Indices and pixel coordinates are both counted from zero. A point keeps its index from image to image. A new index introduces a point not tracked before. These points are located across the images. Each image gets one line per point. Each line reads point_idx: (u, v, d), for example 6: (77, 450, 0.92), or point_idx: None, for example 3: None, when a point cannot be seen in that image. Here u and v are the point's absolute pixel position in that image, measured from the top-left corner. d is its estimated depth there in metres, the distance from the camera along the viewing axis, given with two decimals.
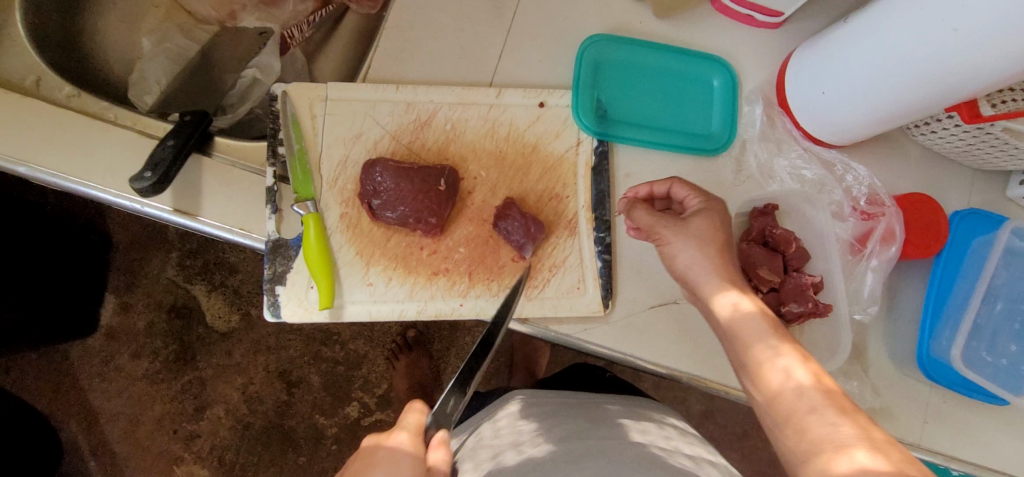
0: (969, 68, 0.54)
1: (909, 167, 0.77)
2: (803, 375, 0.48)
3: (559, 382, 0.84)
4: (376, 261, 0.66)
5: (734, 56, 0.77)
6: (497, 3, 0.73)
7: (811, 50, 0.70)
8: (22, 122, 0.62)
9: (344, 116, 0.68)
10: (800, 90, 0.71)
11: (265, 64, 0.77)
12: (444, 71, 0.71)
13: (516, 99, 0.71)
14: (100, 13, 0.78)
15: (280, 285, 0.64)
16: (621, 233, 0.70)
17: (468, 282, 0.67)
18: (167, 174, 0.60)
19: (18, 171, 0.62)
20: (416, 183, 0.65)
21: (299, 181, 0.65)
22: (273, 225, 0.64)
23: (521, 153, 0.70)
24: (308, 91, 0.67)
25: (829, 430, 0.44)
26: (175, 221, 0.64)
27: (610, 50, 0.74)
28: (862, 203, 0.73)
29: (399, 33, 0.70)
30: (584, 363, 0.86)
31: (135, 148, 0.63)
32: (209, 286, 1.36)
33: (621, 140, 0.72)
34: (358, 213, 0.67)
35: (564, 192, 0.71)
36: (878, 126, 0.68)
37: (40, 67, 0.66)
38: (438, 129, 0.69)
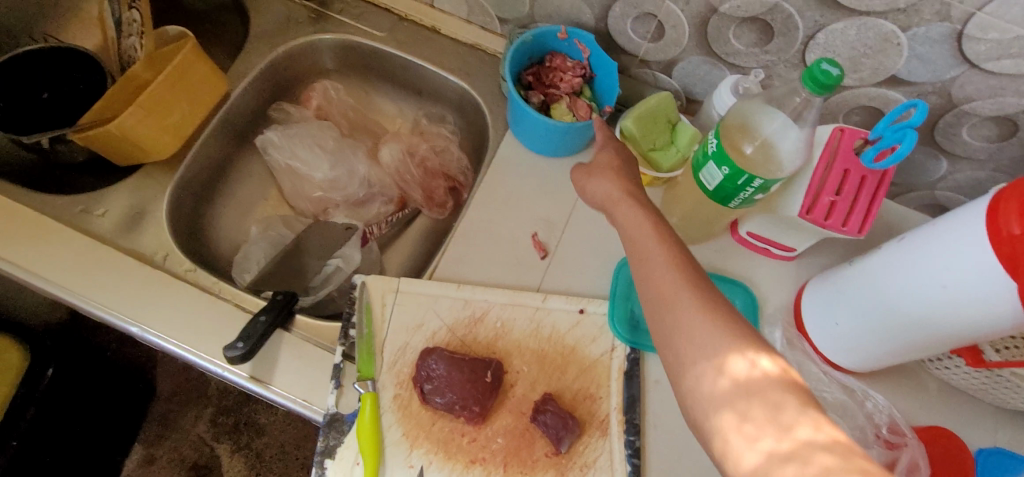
0: (971, 322, 0.63)
1: (929, 400, 0.81)
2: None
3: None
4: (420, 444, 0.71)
5: (754, 282, 0.87)
6: (550, 222, 0.87)
7: (820, 284, 0.81)
8: (145, 291, 0.74)
9: (410, 307, 0.78)
10: (814, 318, 0.81)
11: (348, 255, 0.90)
12: (499, 275, 0.82)
13: (559, 304, 0.80)
14: (222, 202, 0.95)
15: (329, 458, 0.69)
16: (649, 438, 0.75)
17: (502, 473, 0.71)
18: (255, 346, 0.69)
19: (129, 330, 0.73)
20: (465, 372, 0.72)
21: (364, 361, 0.73)
22: (333, 399, 0.71)
23: (561, 352, 0.78)
24: (382, 282, 0.79)
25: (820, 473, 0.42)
26: (248, 387, 0.72)
27: None
28: (885, 432, 0.75)
29: (465, 241, 0.84)
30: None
31: (232, 320, 0.74)
32: (234, 446, 1.41)
33: (652, 348, 0.79)
34: (409, 395, 0.73)
35: (597, 392, 0.77)
36: (893, 358, 0.75)
37: (170, 247, 0.80)
38: (490, 326, 0.78)
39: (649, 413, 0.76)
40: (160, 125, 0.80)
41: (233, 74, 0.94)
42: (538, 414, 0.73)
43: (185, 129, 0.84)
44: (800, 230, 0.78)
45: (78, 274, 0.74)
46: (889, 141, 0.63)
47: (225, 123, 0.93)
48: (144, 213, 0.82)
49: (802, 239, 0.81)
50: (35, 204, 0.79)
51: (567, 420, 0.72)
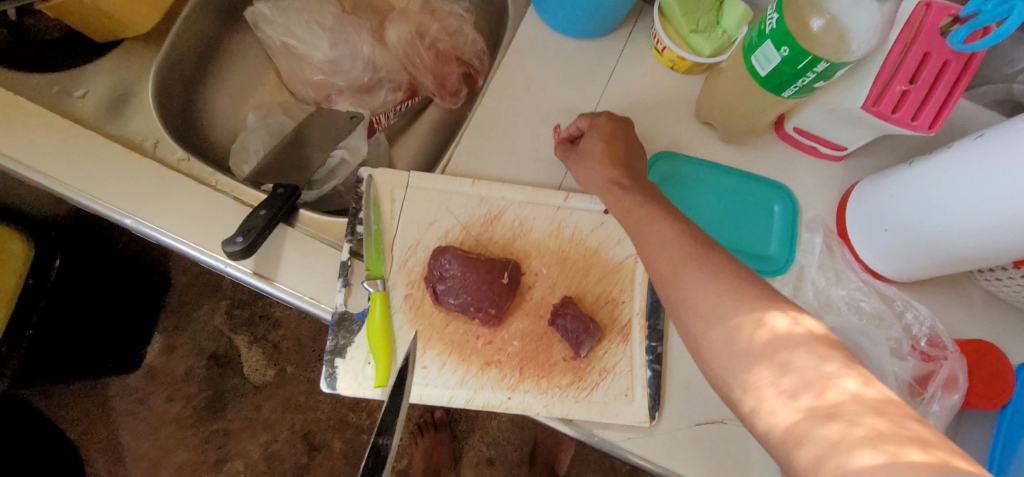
0: None
1: (972, 312, 0.76)
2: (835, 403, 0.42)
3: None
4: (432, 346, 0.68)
5: (795, 183, 0.80)
6: (575, 114, 0.78)
7: (872, 186, 0.73)
8: (137, 180, 0.69)
9: (421, 203, 0.72)
10: (860, 222, 0.74)
11: (353, 146, 0.83)
12: (518, 170, 0.75)
13: (583, 204, 0.74)
14: (216, 86, 0.87)
15: (339, 357, 0.66)
16: (673, 344, 0.71)
17: (518, 376, 0.68)
18: (257, 241, 0.65)
19: (123, 222, 0.68)
20: (481, 274, 0.68)
21: (373, 259, 0.68)
22: (341, 298, 0.67)
23: (583, 255, 0.73)
24: (391, 177, 0.72)
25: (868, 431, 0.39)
26: (251, 284, 0.68)
27: (676, 167, 0.78)
28: (922, 344, 0.71)
29: (481, 133, 0.76)
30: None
31: (230, 213, 0.69)
32: (251, 338, 1.42)
33: None
34: (422, 295, 0.69)
35: (619, 297, 0.72)
36: (939, 267, 0.69)
37: (160, 133, 0.74)
38: (507, 225, 0.73)
39: None
40: None
41: None
42: (556, 316, 0.69)
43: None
44: (858, 126, 0.69)
45: (61, 161, 0.69)
46: (987, 17, 0.53)
47: None
48: (128, 96, 0.75)
49: (857, 136, 0.72)
50: (8, 84, 0.72)
51: (587, 323, 0.68)
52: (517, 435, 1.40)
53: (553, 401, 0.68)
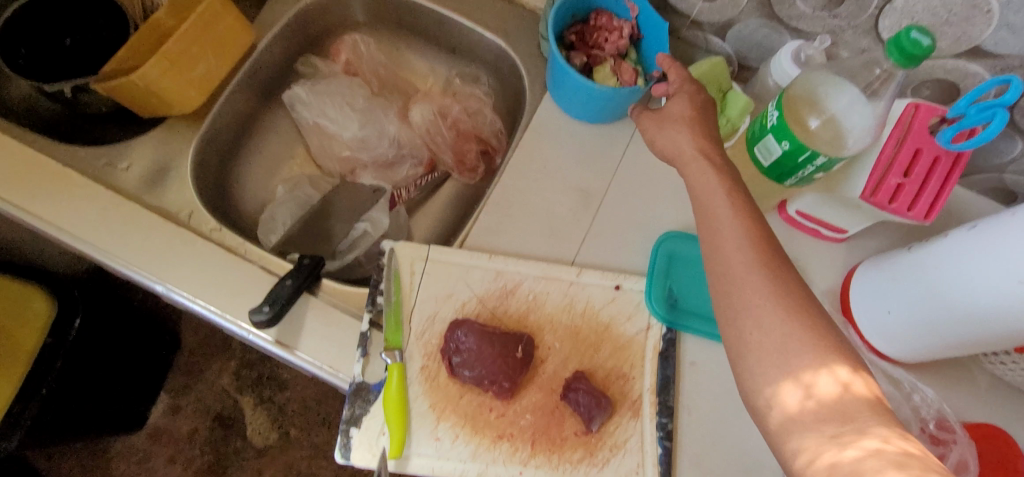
0: None
1: (979, 395, 0.77)
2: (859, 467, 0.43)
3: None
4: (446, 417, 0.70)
5: (799, 263, 0.83)
6: (587, 193, 0.82)
7: (873, 270, 0.76)
8: (172, 249, 0.73)
9: (440, 276, 0.75)
10: (863, 304, 0.76)
11: (375, 218, 0.86)
12: (533, 245, 0.79)
13: (594, 279, 0.77)
14: (248, 159, 0.92)
15: (354, 427, 0.67)
16: (683, 420, 0.72)
17: (530, 450, 0.69)
18: (281, 311, 0.68)
19: (154, 288, 0.71)
20: (496, 347, 0.70)
21: (391, 331, 0.71)
22: (360, 368, 0.69)
23: (594, 330, 0.75)
24: (412, 250, 0.76)
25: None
26: (273, 352, 0.70)
27: (687, 244, 0.80)
28: (931, 427, 0.71)
29: (498, 209, 0.80)
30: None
31: (257, 282, 0.72)
32: (257, 399, 1.43)
33: (690, 329, 0.76)
34: (437, 367, 0.71)
35: (630, 372, 0.74)
36: (941, 350, 0.71)
37: (195, 204, 0.78)
38: (521, 299, 0.75)
39: (683, 396, 0.74)
40: (186, 78, 0.77)
41: (260, 25, 0.89)
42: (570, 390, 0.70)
43: (211, 82, 0.81)
44: (859, 212, 0.72)
45: (102, 230, 0.72)
46: (972, 120, 0.57)
47: (251, 76, 0.89)
48: (168, 169, 0.80)
49: (858, 221, 0.76)
50: (58, 157, 0.77)
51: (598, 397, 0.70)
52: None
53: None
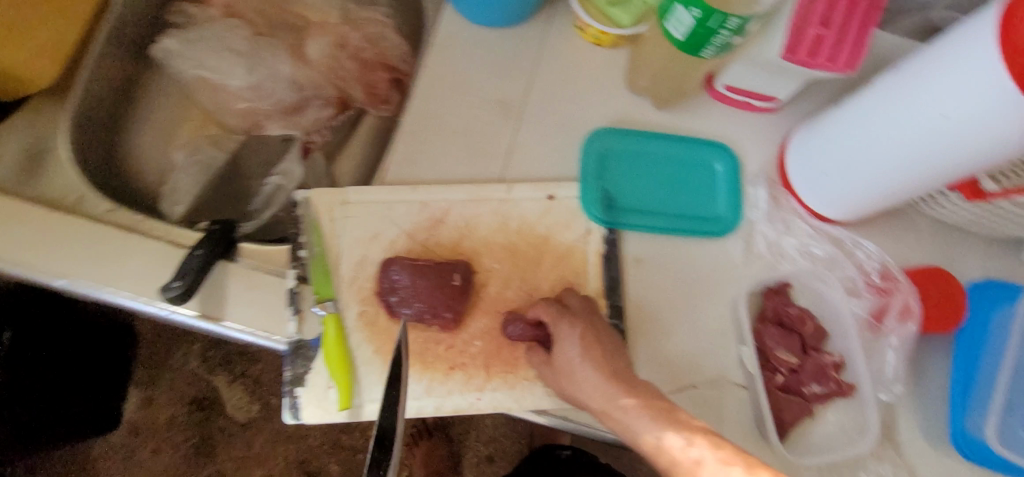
0: (957, 150, 0.58)
1: (921, 240, 0.78)
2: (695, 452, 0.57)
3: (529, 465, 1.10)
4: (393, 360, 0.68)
5: (733, 140, 0.80)
6: (506, 104, 0.77)
7: (807, 133, 0.74)
8: (65, 240, 0.66)
9: (362, 218, 0.71)
10: (801, 169, 0.75)
11: (286, 170, 0.82)
12: (456, 169, 0.74)
13: (526, 194, 0.74)
14: (139, 130, 0.85)
15: (301, 386, 0.65)
16: (634, 318, 0.72)
17: (485, 375, 0.68)
18: (193, 283, 0.63)
19: (55, 285, 0.65)
20: (432, 279, 0.67)
21: (320, 282, 0.68)
22: (294, 327, 0.66)
23: (533, 245, 0.72)
24: (328, 196, 0.71)
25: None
26: (200, 326, 0.66)
27: (617, 141, 0.77)
28: (876, 279, 0.73)
29: (414, 137, 0.75)
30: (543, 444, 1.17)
31: (167, 259, 0.67)
32: (231, 377, 1.40)
33: (630, 226, 0.74)
34: (376, 311, 0.68)
35: (575, 280, 0.72)
36: (879, 203, 0.70)
37: (82, 187, 0.71)
38: (452, 226, 0.72)
39: (632, 294, 0.73)
40: (31, 47, 0.68)
41: None
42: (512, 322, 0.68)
43: (65, 49, 0.72)
44: (784, 74, 0.69)
45: None
46: None
47: (117, 34, 0.80)
48: (44, 153, 0.72)
49: (785, 85, 0.73)
50: None
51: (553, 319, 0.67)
52: (511, 429, 1.41)
53: (525, 394, 0.68)
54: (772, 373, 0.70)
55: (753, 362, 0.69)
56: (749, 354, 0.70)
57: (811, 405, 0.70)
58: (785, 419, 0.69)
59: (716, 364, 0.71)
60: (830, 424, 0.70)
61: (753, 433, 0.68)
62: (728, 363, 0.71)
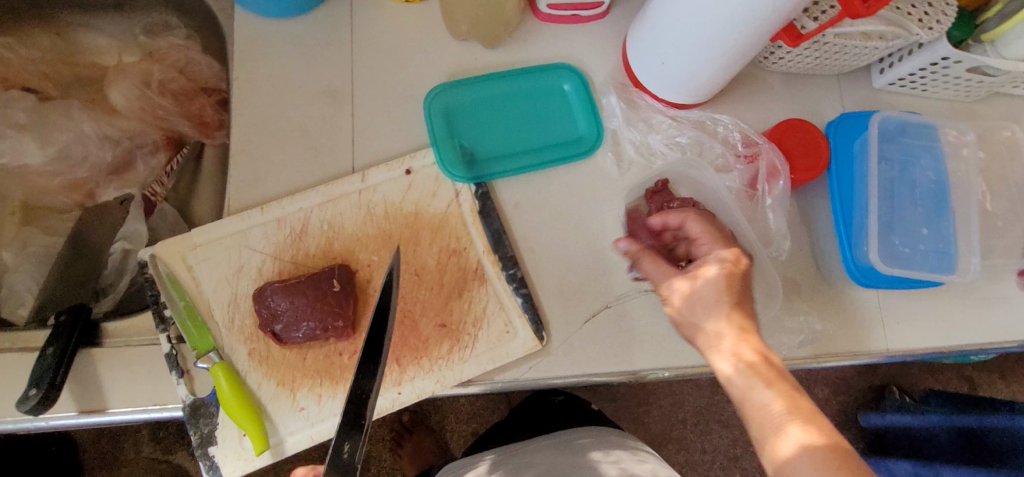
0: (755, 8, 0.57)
1: (777, 96, 0.80)
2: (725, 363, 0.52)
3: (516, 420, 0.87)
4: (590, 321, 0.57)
5: (573, 56, 0.79)
6: (334, 92, 0.73)
7: (639, 29, 0.73)
8: None
9: (219, 256, 0.66)
10: (644, 66, 0.74)
11: (131, 231, 0.76)
12: (304, 174, 0.70)
13: (383, 176, 0.70)
14: None
15: (212, 446, 0.62)
16: (529, 261, 0.71)
17: (399, 368, 0.66)
18: (53, 383, 0.58)
19: None
20: (310, 294, 0.64)
21: (196, 337, 0.63)
22: (185, 389, 0.62)
23: (405, 224, 0.70)
24: (175, 246, 0.66)
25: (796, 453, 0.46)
26: (86, 423, 0.62)
27: (459, 94, 0.74)
28: (741, 148, 0.74)
29: (247, 156, 0.70)
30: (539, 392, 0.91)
31: (19, 368, 0.61)
32: (191, 449, 1.34)
33: (497, 175, 0.72)
34: (266, 344, 0.65)
35: (460, 245, 0.70)
36: (720, 76, 0.70)
37: None
38: (317, 233, 0.68)
39: (521, 239, 0.72)
40: None
41: None
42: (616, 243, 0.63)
43: None
44: None
45: None
46: None
47: None
48: None
49: None
50: None
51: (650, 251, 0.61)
52: (485, 399, 1.41)
53: (444, 373, 0.66)
54: None
55: None
56: None
57: None
58: None
59: (621, 279, 0.71)
60: None
61: (670, 331, 0.70)
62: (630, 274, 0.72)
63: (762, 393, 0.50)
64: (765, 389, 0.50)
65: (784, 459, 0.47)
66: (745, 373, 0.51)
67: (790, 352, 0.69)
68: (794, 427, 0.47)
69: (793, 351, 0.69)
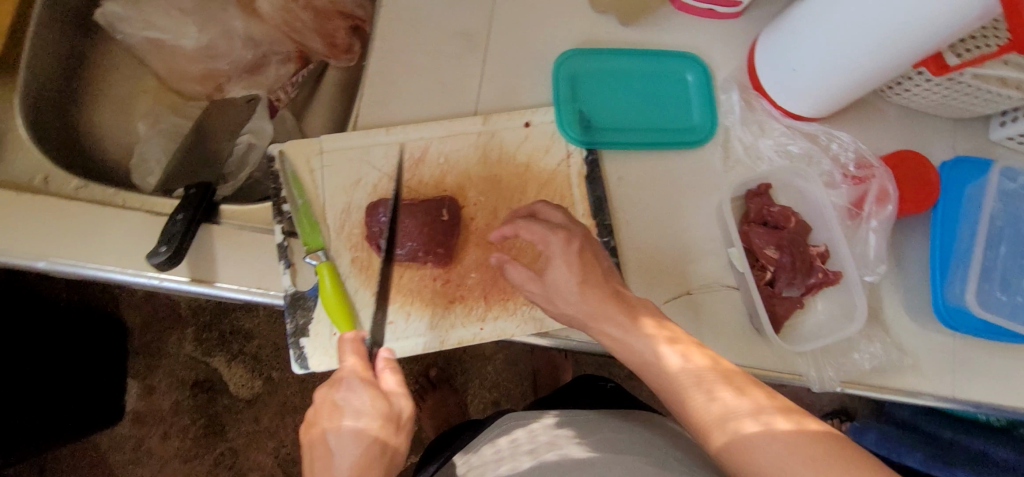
0: (917, 26, 0.57)
1: (891, 129, 0.79)
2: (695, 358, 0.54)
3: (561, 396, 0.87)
4: (585, 304, 0.58)
5: (702, 49, 0.80)
6: (470, 36, 0.76)
7: (774, 33, 0.73)
8: (39, 220, 0.65)
9: (341, 166, 0.70)
10: (771, 71, 0.75)
11: (256, 128, 0.80)
12: (429, 107, 0.73)
13: (502, 123, 0.73)
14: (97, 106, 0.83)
15: (304, 337, 0.66)
16: (624, 234, 0.73)
17: (485, 306, 0.69)
18: (180, 247, 0.62)
19: (37, 267, 0.64)
20: (419, 217, 0.68)
21: (308, 233, 0.66)
22: (289, 280, 0.66)
23: (515, 173, 0.73)
24: (303, 147, 0.70)
25: (764, 432, 0.47)
26: (194, 291, 0.66)
27: (587, 62, 0.77)
28: (852, 169, 0.75)
29: (381, 78, 0.73)
30: (586, 376, 0.91)
31: (147, 227, 0.66)
32: (229, 356, 1.39)
33: (610, 146, 0.74)
34: (368, 255, 0.68)
35: (562, 204, 0.73)
36: (848, 93, 0.71)
37: (47, 166, 0.69)
38: (432, 164, 0.71)
39: (620, 211, 0.73)
40: None
41: None
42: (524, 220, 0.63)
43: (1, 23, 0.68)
44: None
45: None
46: None
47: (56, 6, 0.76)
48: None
49: None
50: None
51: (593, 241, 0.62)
52: (512, 372, 1.42)
53: (526, 320, 0.69)
54: (761, 270, 0.71)
55: (742, 261, 0.71)
56: (738, 254, 0.71)
57: (799, 300, 0.72)
58: (778, 313, 0.71)
59: (710, 270, 0.72)
60: (820, 313, 0.74)
61: (747, 330, 0.71)
62: (718, 266, 0.73)
63: (723, 394, 0.51)
64: (724, 390, 0.51)
65: (749, 438, 0.48)
66: (716, 376, 0.52)
67: (862, 375, 0.70)
68: (775, 418, 0.48)
69: (865, 374, 0.70)
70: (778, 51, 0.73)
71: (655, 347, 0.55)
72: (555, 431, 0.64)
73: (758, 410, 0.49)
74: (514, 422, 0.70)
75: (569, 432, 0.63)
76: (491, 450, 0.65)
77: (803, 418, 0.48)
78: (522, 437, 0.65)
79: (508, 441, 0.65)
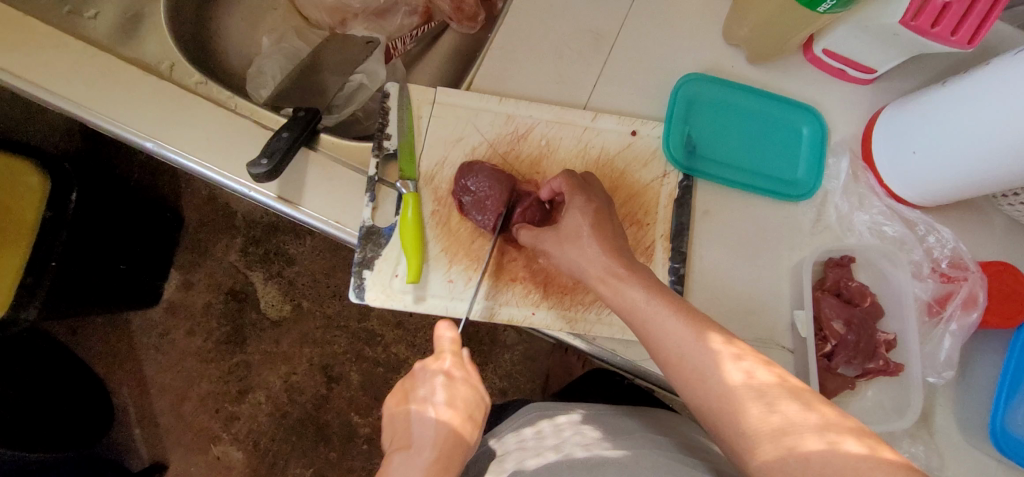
0: None
1: (992, 238, 0.76)
2: (766, 375, 0.48)
3: (584, 389, 0.88)
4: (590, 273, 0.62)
5: (822, 105, 0.78)
6: (598, 36, 0.76)
7: (901, 109, 0.71)
8: (157, 104, 0.68)
9: (449, 121, 0.72)
10: (886, 147, 0.73)
11: (371, 70, 0.83)
12: (541, 94, 0.75)
13: (610, 124, 0.74)
14: (228, 12, 0.87)
15: (367, 269, 0.68)
16: (695, 267, 0.72)
17: (542, 293, 0.70)
18: (280, 164, 0.64)
19: (144, 146, 0.67)
20: (507, 189, 0.69)
21: (405, 163, 0.70)
22: (369, 212, 0.68)
23: (609, 176, 0.74)
24: (419, 92, 0.72)
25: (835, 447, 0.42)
26: (276, 208, 0.68)
27: (707, 89, 0.76)
28: (943, 266, 0.73)
29: (502, 55, 0.75)
30: (602, 369, 0.91)
31: (252, 137, 0.68)
32: (267, 274, 1.42)
33: (708, 175, 0.74)
34: (449, 211, 0.71)
35: (643, 219, 0.74)
36: (963, 190, 0.68)
37: (176, 55, 0.72)
38: (534, 143, 0.73)
39: (696, 243, 0.73)
40: None
41: None
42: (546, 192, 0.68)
43: None
44: (895, 44, 0.66)
45: (76, 81, 0.67)
46: None
47: None
48: (141, 17, 0.73)
49: (890, 56, 0.70)
50: (17, 4, 0.69)
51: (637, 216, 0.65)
52: (526, 367, 1.40)
53: (577, 319, 0.69)
54: (822, 342, 0.70)
55: (808, 328, 0.69)
56: (805, 318, 0.70)
57: (852, 380, 0.70)
58: (828, 389, 0.69)
59: (772, 327, 0.71)
60: (867, 399, 0.72)
61: None
62: (780, 325, 0.72)
63: (786, 407, 0.46)
64: (788, 404, 0.46)
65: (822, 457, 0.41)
66: (782, 390, 0.47)
67: None
68: (844, 438, 0.42)
69: None
70: (901, 130, 0.70)
71: (716, 360, 0.50)
72: (581, 429, 0.65)
73: (826, 427, 0.43)
74: (543, 409, 0.71)
75: (594, 431, 0.64)
76: (515, 438, 0.67)
77: (877, 445, 0.42)
78: (547, 431, 0.66)
79: (532, 432, 0.67)
